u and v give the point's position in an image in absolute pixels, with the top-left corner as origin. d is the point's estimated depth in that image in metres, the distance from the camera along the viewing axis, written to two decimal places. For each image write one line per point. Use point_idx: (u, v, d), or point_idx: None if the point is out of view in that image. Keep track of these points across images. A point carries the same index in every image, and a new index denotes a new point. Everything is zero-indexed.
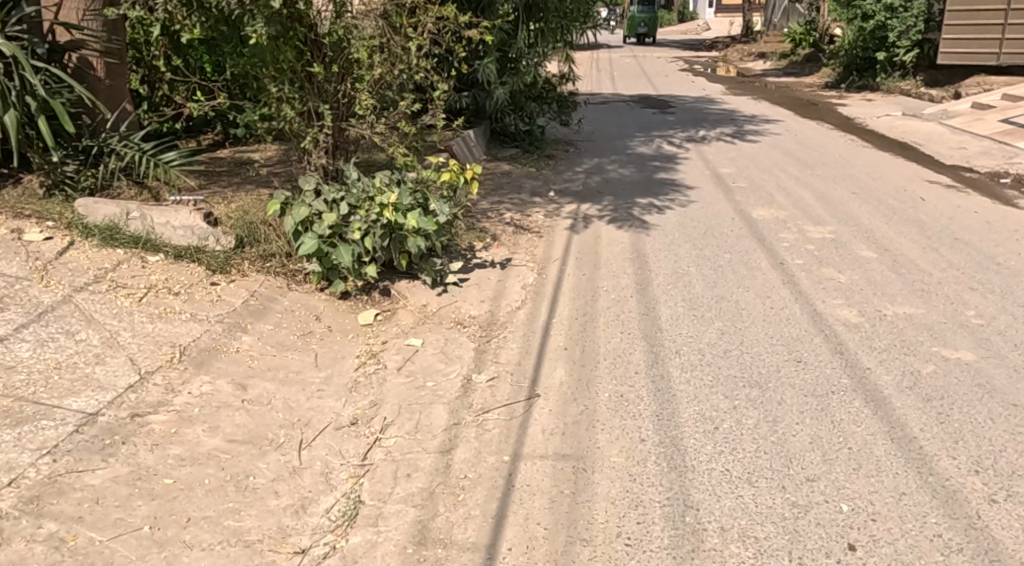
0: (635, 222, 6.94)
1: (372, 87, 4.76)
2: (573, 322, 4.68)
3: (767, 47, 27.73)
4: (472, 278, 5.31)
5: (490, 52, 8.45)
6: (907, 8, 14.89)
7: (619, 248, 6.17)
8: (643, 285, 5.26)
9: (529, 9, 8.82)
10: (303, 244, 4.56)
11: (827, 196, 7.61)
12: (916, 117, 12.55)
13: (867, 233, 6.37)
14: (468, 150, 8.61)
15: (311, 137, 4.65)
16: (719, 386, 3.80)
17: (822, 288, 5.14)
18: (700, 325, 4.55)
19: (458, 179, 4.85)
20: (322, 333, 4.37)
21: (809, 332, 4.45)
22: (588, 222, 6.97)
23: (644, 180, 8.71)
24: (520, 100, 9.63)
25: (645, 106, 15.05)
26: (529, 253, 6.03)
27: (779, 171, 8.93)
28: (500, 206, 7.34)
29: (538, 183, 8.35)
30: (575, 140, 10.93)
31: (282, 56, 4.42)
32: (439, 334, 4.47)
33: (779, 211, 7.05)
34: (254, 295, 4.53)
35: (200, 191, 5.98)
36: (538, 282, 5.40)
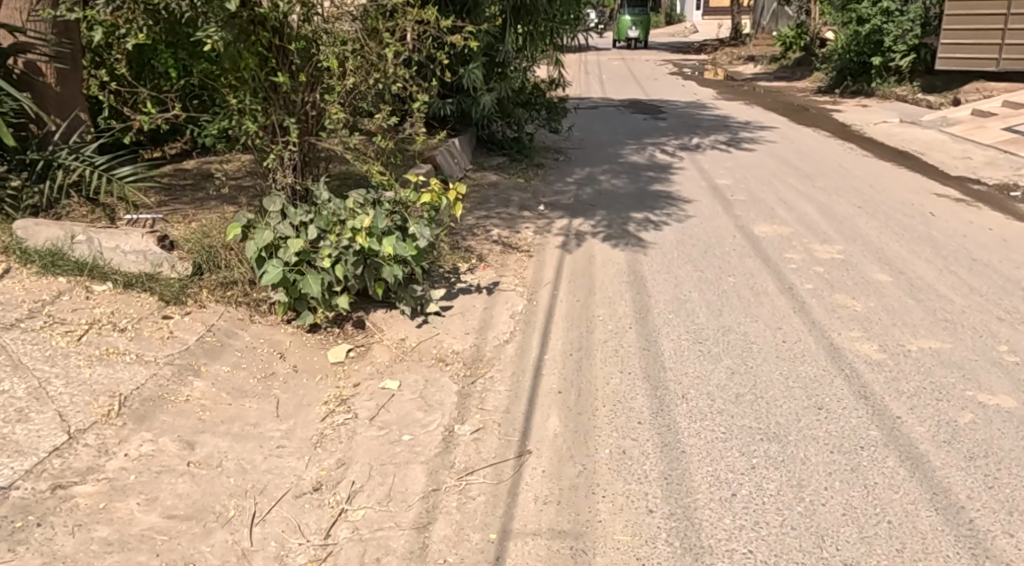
0: (631, 240, 6.51)
1: (344, 98, 4.31)
2: (568, 359, 4.24)
3: (756, 51, 27.50)
4: (455, 306, 4.87)
5: (476, 57, 7.99)
6: (903, 12, 14.58)
7: (614, 270, 5.73)
8: (642, 314, 4.83)
9: (518, 11, 8.38)
10: (266, 273, 4.09)
11: (832, 210, 7.22)
12: (914, 124, 12.23)
13: (879, 252, 5.98)
14: (452, 161, 8.15)
15: (276, 154, 4.19)
16: (734, 441, 3.37)
17: (838, 318, 4.73)
18: (707, 363, 4.12)
19: (441, 201, 4.41)
20: (287, 374, 3.91)
21: (827, 371, 4.04)
22: (580, 239, 6.54)
23: (638, 192, 8.30)
24: (508, 106, 9.19)
25: (636, 111, 14.66)
26: (518, 275, 5.59)
27: (779, 182, 8.53)
28: (486, 221, 6.89)
29: (527, 196, 7.92)
30: (564, 148, 10.50)
31: (242, 64, 3.96)
32: (417, 374, 4.02)
33: (783, 227, 6.65)
34: (211, 331, 4.05)
35: (160, 207, 5.49)
36: (528, 310, 4.96)
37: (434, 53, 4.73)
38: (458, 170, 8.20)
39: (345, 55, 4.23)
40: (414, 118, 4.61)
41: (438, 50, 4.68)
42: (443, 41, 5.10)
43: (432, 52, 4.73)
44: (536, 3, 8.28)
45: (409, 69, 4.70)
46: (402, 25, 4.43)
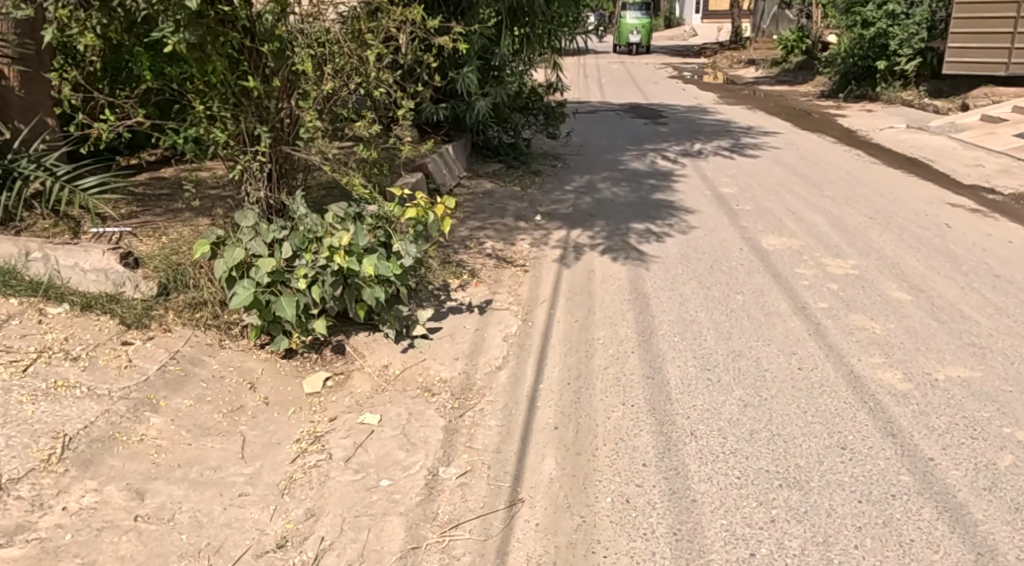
0: (632, 252, 6.17)
1: (322, 104, 3.98)
2: (565, 388, 3.89)
3: (757, 54, 27.22)
4: (444, 328, 4.53)
5: (470, 61, 7.61)
6: (909, 15, 14.25)
7: (615, 286, 5.39)
8: (645, 336, 4.49)
9: (514, 12, 8.04)
10: (236, 295, 3.75)
11: (843, 221, 6.89)
12: (922, 129, 11.92)
13: (895, 267, 5.64)
14: (446, 169, 7.81)
15: (245, 166, 3.84)
16: (750, 487, 3.03)
17: (856, 341, 4.39)
18: (717, 394, 3.78)
19: (428, 216, 4.09)
20: (257, 407, 3.56)
21: (849, 402, 3.70)
22: (579, 252, 6.20)
23: (639, 200, 7.97)
24: (504, 111, 8.85)
25: (636, 115, 14.33)
26: (512, 292, 5.26)
27: (785, 191, 8.19)
28: (480, 233, 6.54)
29: (523, 205, 7.59)
30: (563, 155, 10.17)
31: (210, 67, 3.62)
32: (400, 407, 3.67)
33: (792, 240, 6.31)
34: (174, 358, 3.70)
35: (131, 219, 5.15)
36: (522, 331, 4.61)
37: (421, 57, 4.40)
38: (452, 178, 7.86)
39: (322, 58, 3.91)
40: (399, 127, 4.28)
41: (426, 54, 4.35)
42: (432, 45, 4.77)
43: (420, 57, 4.40)
44: (533, 5, 7.94)
45: (394, 74, 4.37)
46: (387, 27, 4.11)
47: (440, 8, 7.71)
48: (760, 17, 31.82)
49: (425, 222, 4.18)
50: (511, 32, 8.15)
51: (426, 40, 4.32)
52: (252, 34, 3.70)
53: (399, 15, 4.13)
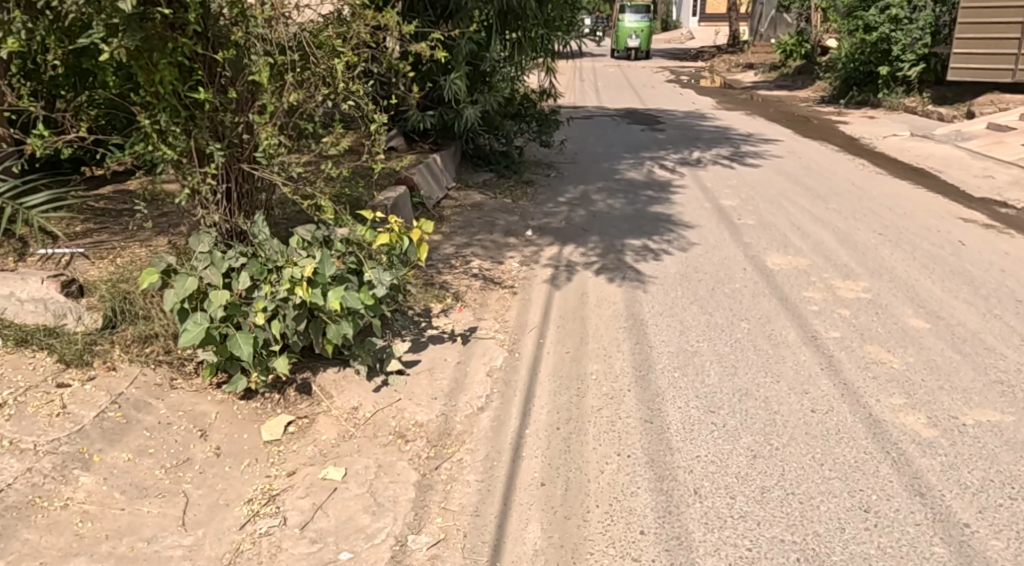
0: (628, 271, 5.79)
1: (284, 118, 3.61)
2: (554, 434, 3.50)
3: (754, 59, 26.92)
4: (423, 362, 4.14)
5: (458, 66, 7.21)
6: (911, 20, 13.92)
7: (610, 311, 5.00)
8: (643, 371, 4.10)
9: (505, 17, 7.66)
10: (186, 331, 3.35)
11: (851, 238, 6.52)
12: (927, 137, 11.57)
13: (910, 290, 5.26)
14: (433, 181, 7.42)
15: (196, 187, 3.45)
16: (763, 562, 2.64)
17: (872, 377, 4.01)
18: (723, 442, 3.40)
19: (403, 243, 3.71)
20: (207, 459, 3.16)
21: (870, 453, 3.31)
22: (572, 271, 5.82)
23: (636, 213, 7.59)
24: (495, 118, 8.46)
25: (632, 121, 13.98)
26: (499, 318, 4.87)
27: (789, 204, 7.82)
28: (467, 250, 6.16)
29: (513, 218, 7.21)
30: (556, 164, 9.79)
31: (156, 76, 3.22)
32: (369, 457, 3.28)
33: (798, 259, 5.94)
34: (116, 401, 3.30)
35: (85, 238, 4.76)
36: (509, 364, 4.22)
37: (397, 66, 4.03)
38: (439, 190, 7.48)
39: (284, 67, 3.53)
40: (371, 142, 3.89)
41: (402, 63, 3.99)
42: (410, 52, 4.41)
43: (397, 66, 4.03)
44: (525, 9, 7.57)
45: (366, 86, 4.00)
46: (358, 33, 3.75)
47: (426, 11, 7.35)
48: (758, 21, 31.52)
49: (399, 248, 3.81)
50: (502, 36, 7.77)
51: (402, 47, 3.96)
52: (205, 41, 3.33)
53: (370, 20, 3.76)
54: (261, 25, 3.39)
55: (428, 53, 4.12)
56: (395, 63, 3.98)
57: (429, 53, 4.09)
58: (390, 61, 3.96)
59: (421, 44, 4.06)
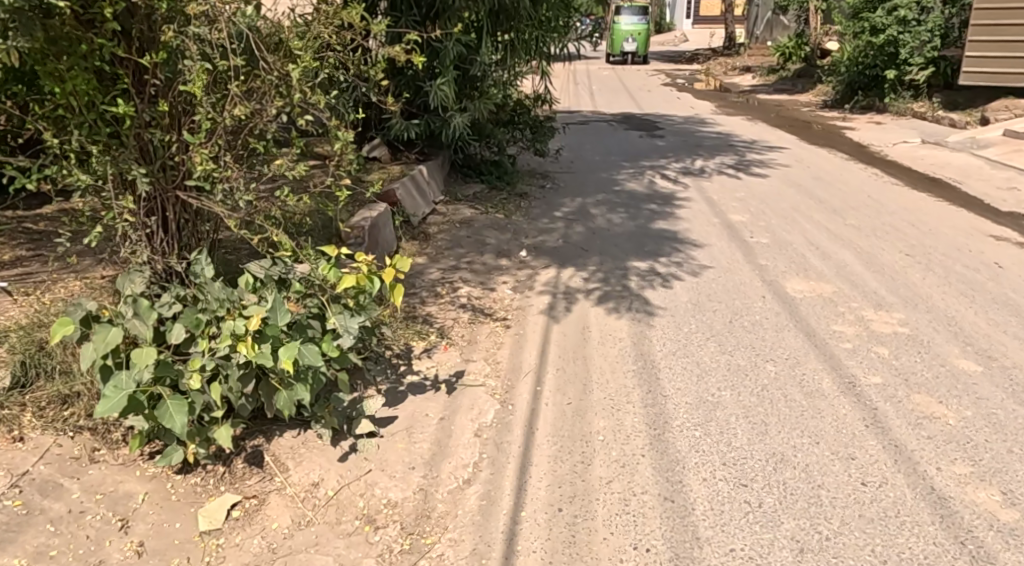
0: (634, 300, 5.22)
1: (227, 136, 2.98)
2: (556, 517, 2.89)
3: (751, 61, 26.38)
4: (400, 418, 3.53)
5: (445, 71, 6.62)
6: (920, 21, 13.38)
7: (616, 349, 4.40)
8: (658, 430, 3.50)
9: (497, 16, 7.05)
10: (105, 398, 2.71)
11: (876, 260, 5.94)
12: (940, 145, 11.03)
13: (952, 323, 4.69)
14: (419, 195, 6.84)
15: (113, 221, 2.84)
16: None
17: (924, 437, 3.43)
18: (762, 530, 2.80)
19: (373, 286, 3.11)
20: (124, 562, 2.56)
21: (940, 546, 2.72)
22: (571, 299, 5.24)
23: (639, 229, 7.01)
24: (486, 126, 7.87)
25: (630, 127, 13.41)
26: (490, 358, 4.27)
27: (803, 219, 7.25)
28: (455, 274, 5.56)
29: (506, 236, 6.63)
30: (552, 174, 9.20)
31: (65, 85, 2.60)
32: (327, 555, 2.68)
33: (822, 286, 5.37)
34: (16, 484, 2.70)
35: (13, 268, 4.14)
36: (501, 419, 3.61)
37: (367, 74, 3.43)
38: (425, 205, 6.88)
39: (225, 75, 2.91)
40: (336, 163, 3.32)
41: (373, 71, 3.39)
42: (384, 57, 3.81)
43: (365, 74, 3.44)
44: (518, 8, 6.96)
45: (327, 98, 3.41)
46: (320, 35, 3.14)
47: (411, 10, 6.76)
48: (755, 23, 31.05)
49: (368, 290, 3.19)
50: (493, 38, 7.17)
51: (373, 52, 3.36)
52: (128, 42, 2.75)
53: (333, 19, 3.15)
54: (198, 23, 2.77)
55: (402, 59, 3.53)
56: (365, 71, 3.38)
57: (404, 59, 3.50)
58: (360, 68, 3.36)
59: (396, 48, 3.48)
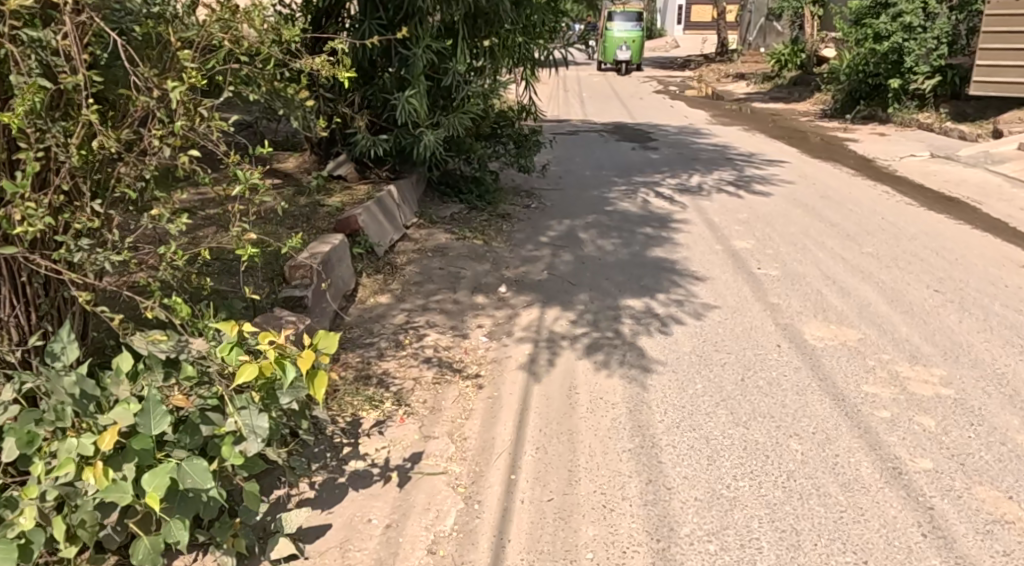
0: (629, 351, 4.50)
1: (89, 176, 2.22)
2: None
3: (745, 68, 25.77)
4: (333, 528, 2.77)
5: (416, 83, 5.92)
6: (926, 28, 12.68)
7: (608, 417, 3.66)
8: (663, 545, 2.75)
9: (474, 20, 6.29)
10: None
11: (904, 298, 5.24)
12: (951, 159, 10.41)
13: (1004, 383, 3.99)
14: (386, 218, 6.10)
15: None
16: None
17: (999, 553, 2.73)
18: None
19: (287, 377, 2.35)
20: None
21: None
22: (556, 349, 4.51)
23: (634, 258, 6.31)
24: (465, 141, 7.15)
25: (622, 138, 12.71)
26: (455, 432, 3.52)
27: (814, 246, 6.55)
28: (422, 316, 4.82)
29: (484, 267, 5.91)
30: (537, 193, 8.47)
31: None
32: None
33: (845, 332, 4.65)
34: None
35: None
36: (464, 526, 2.86)
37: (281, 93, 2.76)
38: (394, 230, 6.15)
39: (76, 99, 2.15)
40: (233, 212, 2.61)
41: (290, 89, 2.70)
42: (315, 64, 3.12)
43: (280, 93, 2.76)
44: (498, 12, 6.22)
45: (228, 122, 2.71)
46: (218, 43, 2.37)
47: (377, 13, 6.04)
48: (748, 29, 30.50)
49: (285, 379, 2.38)
50: (472, 43, 6.39)
51: (288, 65, 2.68)
52: None
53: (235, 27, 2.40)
54: (28, 26, 2.00)
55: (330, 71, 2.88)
56: (280, 91, 2.70)
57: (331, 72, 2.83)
58: (274, 88, 2.67)
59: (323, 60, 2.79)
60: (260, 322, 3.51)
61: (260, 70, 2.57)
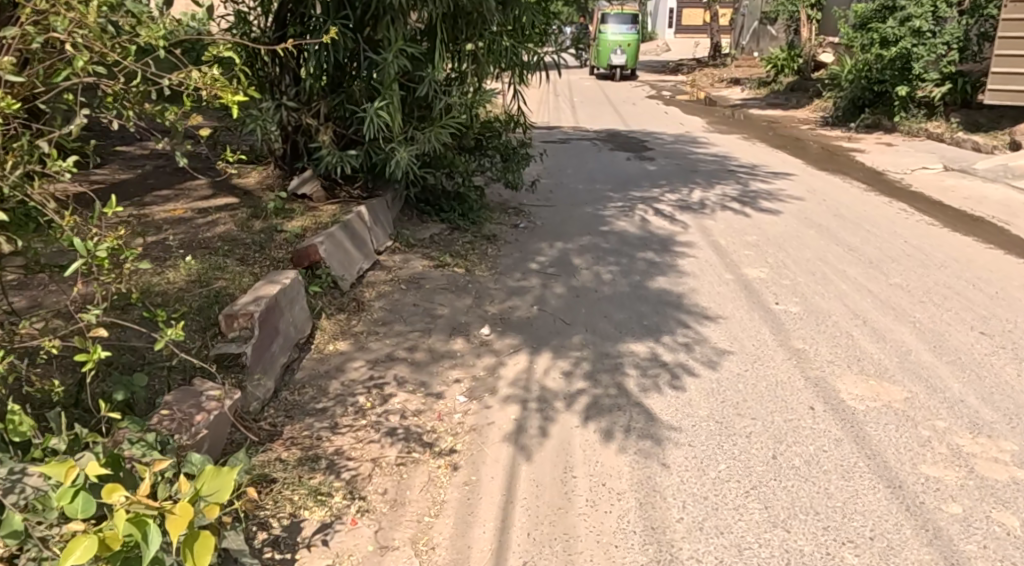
0: (636, 413, 3.77)
1: None
2: None
3: (738, 72, 25.18)
4: None
5: (386, 95, 5.20)
6: (936, 33, 12.05)
7: (614, 515, 2.94)
8: None
9: (454, 20, 5.55)
10: None
11: (950, 345, 4.55)
12: (968, 173, 9.79)
13: None
14: (355, 244, 5.36)
15: None
16: None
17: None
18: None
19: (150, 543, 1.69)
20: None
21: None
22: (548, 412, 3.78)
23: (635, 290, 5.60)
24: (445, 156, 6.41)
25: (615, 146, 12.02)
26: (421, 540, 2.78)
27: (835, 275, 5.86)
28: (388, 370, 4.08)
29: (466, 301, 5.18)
30: (526, 210, 7.74)
31: None
32: None
33: (888, 390, 3.96)
34: None
35: None
36: None
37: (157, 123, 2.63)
38: (362, 258, 5.38)
39: None
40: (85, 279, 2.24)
41: (165, 112, 2.46)
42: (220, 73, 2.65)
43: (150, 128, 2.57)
44: (481, 10, 5.49)
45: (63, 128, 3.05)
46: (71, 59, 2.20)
47: (343, 14, 5.33)
48: (742, 32, 29.87)
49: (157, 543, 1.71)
50: (451, 48, 5.67)
51: (162, 81, 2.46)
52: None
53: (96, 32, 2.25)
54: None
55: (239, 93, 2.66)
56: (154, 115, 2.46)
57: (239, 103, 2.57)
58: (144, 109, 2.45)
59: (210, 77, 2.52)
60: (174, 401, 2.77)
61: (125, 87, 2.36)
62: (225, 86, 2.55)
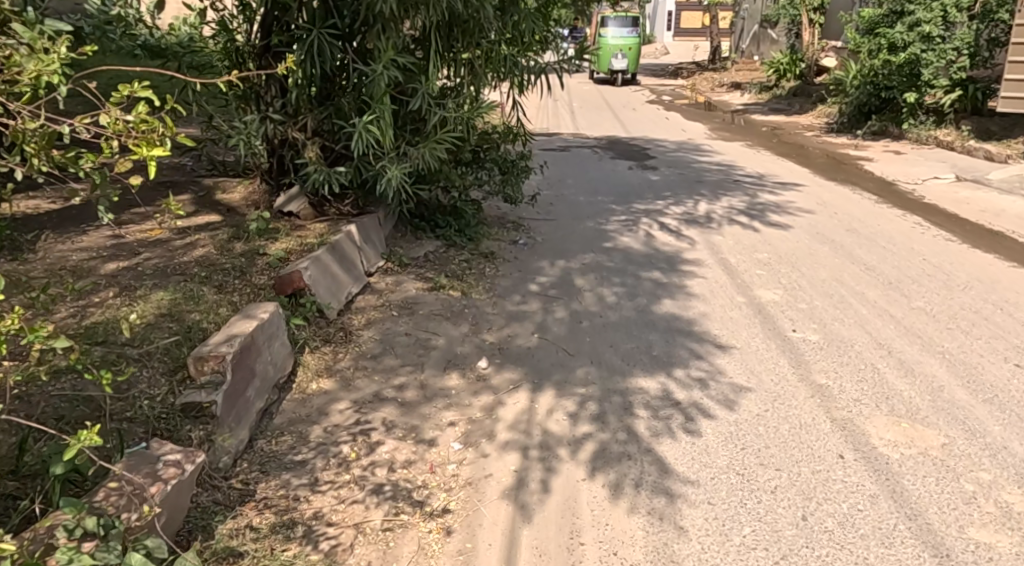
0: (649, 462, 3.43)
1: None
2: None
3: (739, 76, 24.89)
4: None
5: (376, 110, 4.89)
6: (946, 38, 11.71)
7: None
8: None
9: (449, 28, 5.19)
10: None
11: (986, 380, 4.21)
12: (983, 184, 9.47)
13: None
14: (343, 268, 5.01)
15: None
16: None
17: None
18: None
19: None
20: None
21: None
22: (553, 461, 3.43)
23: (644, 314, 5.26)
24: (441, 171, 6.07)
25: (616, 155, 11.69)
26: None
27: (854, 298, 5.52)
28: (377, 412, 3.74)
29: (462, 329, 4.84)
30: (526, 225, 7.39)
31: None
32: None
33: (924, 436, 3.63)
34: None
35: None
36: None
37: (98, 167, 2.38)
38: (350, 282, 5.02)
39: None
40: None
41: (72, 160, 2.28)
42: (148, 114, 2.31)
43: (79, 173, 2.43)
44: (479, 18, 5.14)
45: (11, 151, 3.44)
46: None
47: (329, 20, 5.01)
48: (742, 36, 29.59)
49: None
50: (447, 57, 5.34)
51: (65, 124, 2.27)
52: None
53: None
54: None
55: (170, 139, 2.30)
56: (65, 162, 2.30)
57: (156, 154, 2.23)
58: (53, 156, 2.28)
59: (117, 121, 2.25)
60: (125, 470, 2.42)
61: (28, 128, 2.23)
62: (145, 134, 2.24)
